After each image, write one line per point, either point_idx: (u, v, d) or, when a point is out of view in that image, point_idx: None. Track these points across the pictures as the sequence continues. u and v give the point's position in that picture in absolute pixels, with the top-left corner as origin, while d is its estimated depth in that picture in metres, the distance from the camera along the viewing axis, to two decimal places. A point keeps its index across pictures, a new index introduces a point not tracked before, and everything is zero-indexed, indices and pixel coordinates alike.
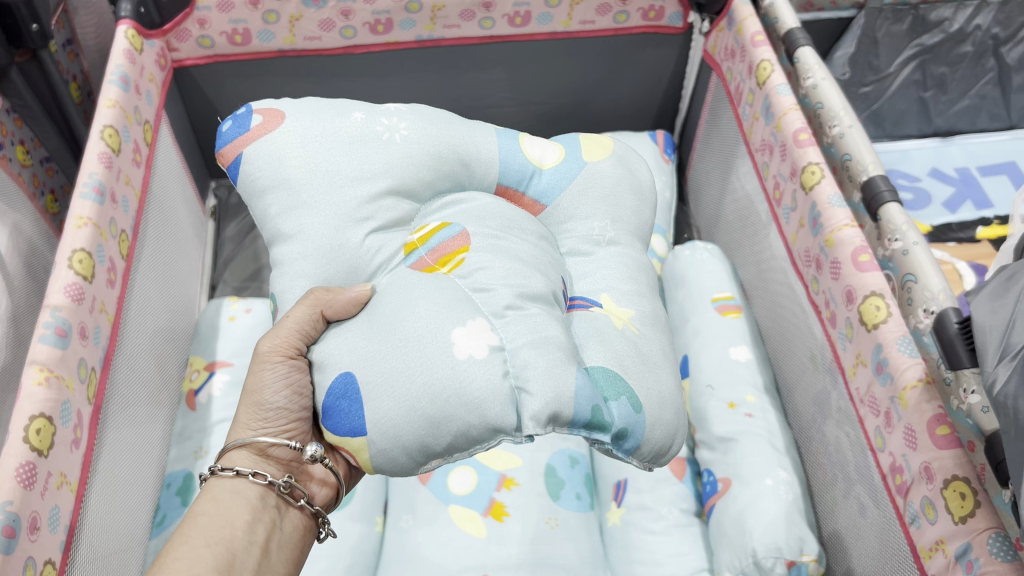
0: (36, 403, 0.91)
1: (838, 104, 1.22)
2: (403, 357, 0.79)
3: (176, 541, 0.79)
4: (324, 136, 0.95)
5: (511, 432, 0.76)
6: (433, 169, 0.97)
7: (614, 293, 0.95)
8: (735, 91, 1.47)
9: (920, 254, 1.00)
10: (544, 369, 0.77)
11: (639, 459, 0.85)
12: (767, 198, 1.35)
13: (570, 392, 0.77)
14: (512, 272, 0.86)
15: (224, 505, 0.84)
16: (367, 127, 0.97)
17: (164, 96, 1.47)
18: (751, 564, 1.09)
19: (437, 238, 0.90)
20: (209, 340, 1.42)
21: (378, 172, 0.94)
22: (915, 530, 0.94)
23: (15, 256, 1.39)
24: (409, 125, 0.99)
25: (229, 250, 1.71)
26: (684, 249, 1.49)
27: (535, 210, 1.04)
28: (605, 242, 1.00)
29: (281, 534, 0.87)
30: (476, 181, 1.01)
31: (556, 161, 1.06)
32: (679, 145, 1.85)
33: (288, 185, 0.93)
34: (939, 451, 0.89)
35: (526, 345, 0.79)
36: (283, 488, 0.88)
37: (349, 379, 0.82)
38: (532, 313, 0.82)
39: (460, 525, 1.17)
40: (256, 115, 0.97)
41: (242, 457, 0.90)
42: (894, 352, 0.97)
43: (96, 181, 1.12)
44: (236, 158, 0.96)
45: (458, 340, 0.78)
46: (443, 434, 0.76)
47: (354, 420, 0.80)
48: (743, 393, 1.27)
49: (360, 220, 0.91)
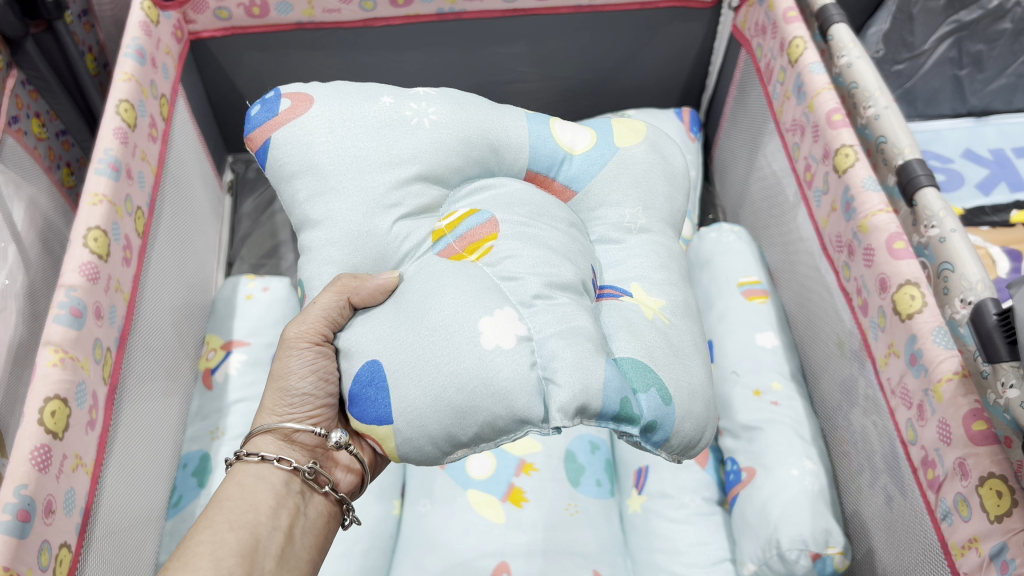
0: (51, 384, 0.89)
1: (874, 84, 1.18)
2: (431, 346, 0.77)
3: (202, 524, 0.78)
4: (352, 121, 0.93)
5: (538, 423, 0.74)
6: (462, 154, 0.94)
7: (645, 282, 0.92)
8: (765, 68, 1.42)
9: (958, 241, 0.96)
10: (572, 360, 0.74)
11: (667, 452, 0.84)
12: (796, 179, 1.32)
13: (599, 384, 0.74)
14: (541, 261, 0.83)
15: (250, 490, 0.83)
16: (395, 111, 0.94)
17: (180, 69, 1.44)
18: (775, 555, 1.06)
19: (465, 225, 0.88)
20: (225, 319, 1.40)
21: (406, 158, 0.91)
22: (948, 527, 0.91)
23: (31, 230, 1.38)
24: (438, 109, 0.96)
25: (245, 226, 1.69)
26: (710, 231, 1.45)
27: (565, 197, 1.01)
28: (636, 229, 0.98)
29: (306, 520, 0.85)
30: (505, 166, 0.99)
31: (587, 146, 1.02)
32: (705, 122, 1.82)
33: (318, 170, 0.91)
34: (975, 447, 0.86)
35: (555, 335, 0.77)
36: (308, 473, 0.87)
37: (376, 366, 0.80)
38: (561, 303, 0.80)
39: (478, 510, 1.15)
40: (284, 99, 0.95)
41: (268, 442, 0.89)
42: (929, 343, 0.94)
43: (111, 157, 1.10)
44: (264, 144, 0.94)
45: (486, 329, 0.76)
46: (469, 424, 0.74)
47: (380, 408, 0.79)
48: (769, 380, 1.24)
49: (388, 207, 0.89)
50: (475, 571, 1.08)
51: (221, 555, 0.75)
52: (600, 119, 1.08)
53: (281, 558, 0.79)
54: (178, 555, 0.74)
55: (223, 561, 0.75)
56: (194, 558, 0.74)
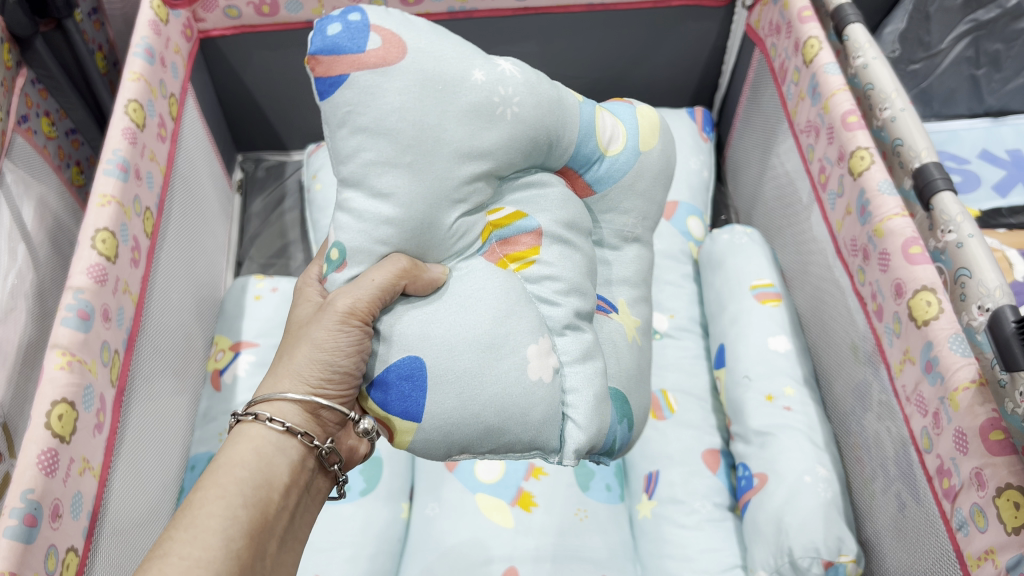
0: (59, 388, 0.89)
1: (890, 86, 1.16)
2: (483, 363, 0.76)
3: (212, 489, 0.69)
4: (421, 92, 0.77)
5: (546, 453, 0.79)
6: (529, 151, 0.84)
7: (629, 297, 0.95)
8: (779, 68, 1.41)
9: (975, 246, 0.94)
10: (596, 402, 0.80)
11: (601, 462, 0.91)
12: (811, 180, 1.31)
13: (605, 426, 0.81)
14: (576, 287, 0.84)
15: (266, 459, 0.74)
16: (484, 90, 0.80)
17: (189, 67, 1.43)
18: (788, 563, 1.04)
19: (513, 228, 0.84)
20: (234, 319, 1.40)
21: (483, 151, 0.80)
22: (963, 537, 0.90)
23: (40, 229, 1.38)
24: (520, 96, 0.82)
25: (255, 226, 1.67)
26: (723, 233, 1.40)
27: (584, 193, 0.94)
28: (631, 239, 0.98)
29: (307, 500, 0.78)
30: (552, 159, 0.89)
31: (619, 147, 0.95)
32: (718, 122, 1.80)
33: (395, 137, 0.75)
34: (992, 458, 0.84)
35: (578, 369, 0.81)
36: (325, 450, 0.78)
37: (419, 364, 0.75)
38: (585, 335, 0.83)
39: (487, 515, 1.14)
40: (374, 36, 0.77)
41: (289, 410, 0.77)
42: (945, 350, 0.92)
43: (120, 157, 1.09)
44: (339, 81, 0.76)
45: (533, 360, 0.78)
46: (493, 443, 0.77)
47: (410, 406, 0.75)
48: (782, 385, 1.19)
49: (455, 202, 0.79)
50: None
51: (232, 534, 0.67)
52: (625, 106, 1.00)
53: (282, 543, 0.73)
54: (186, 526, 0.66)
55: (233, 543, 0.67)
56: (205, 534, 0.65)
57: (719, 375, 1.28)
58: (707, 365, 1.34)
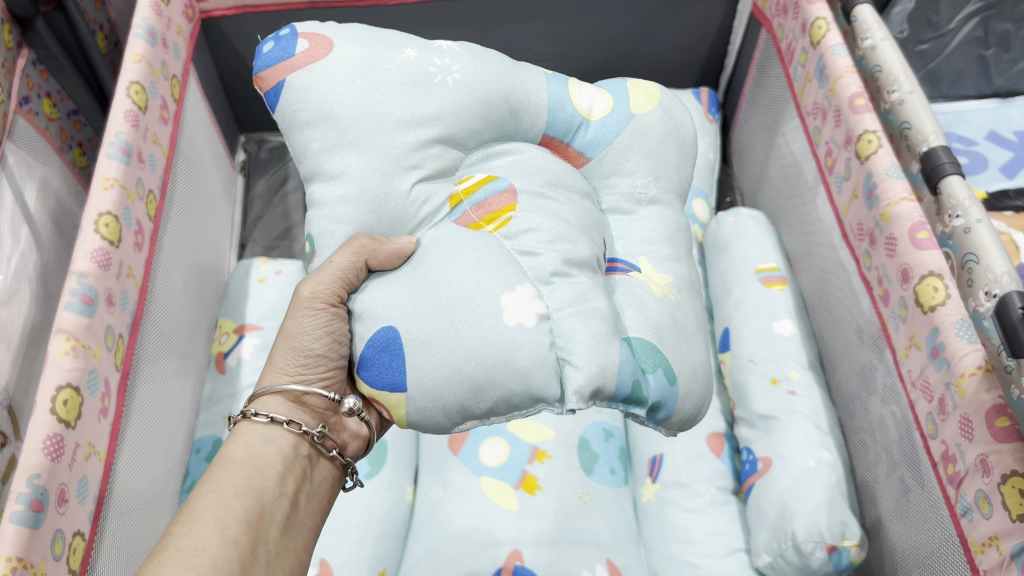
0: (64, 373, 0.89)
1: (898, 68, 1.15)
2: (454, 319, 0.75)
3: (207, 487, 0.73)
4: (375, 75, 0.86)
5: (552, 402, 0.75)
6: (483, 117, 0.89)
7: (653, 258, 0.91)
8: (786, 49, 1.39)
9: (983, 232, 0.94)
10: (590, 342, 0.75)
11: (666, 429, 0.84)
12: (817, 163, 1.30)
13: (614, 366, 0.76)
14: (559, 236, 0.82)
15: (258, 453, 0.78)
16: (418, 66, 0.88)
17: (191, 48, 1.42)
18: (791, 547, 1.03)
19: (482, 191, 0.85)
20: (238, 302, 1.38)
21: (426, 117, 0.86)
22: (968, 523, 0.90)
23: (43, 212, 1.37)
24: (461, 68, 0.90)
25: (258, 208, 1.67)
26: (728, 216, 1.38)
27: (579, 162, 0.97)
28: (646, 201, 0.95)
29: (311, 486, 0.81)
30: (523, 130, 0.94)
31: (604, 112, 0.98)
32: (724, 103, 1.78)
33: (333, 122, 0.84)
34: (998, 445, 0.84)
35: (572, 314, 0.77)
36: (316, 437, 0.82)
37: (391, 333, 0.77)
38: (579, 282, 0.80)
39: (491, 497, 1.14)
40: (301, 39, 0.87)
41: (277, 403, 0.84)
42: (952, 336, 0.92)
43: (122, 141, 1.09)
44: (277, 86, 0.87)
45: (508, 306, 0.75)
46: (485, 398, 0.75)
47: (392, 375, 0.76)
48: (786, 368, 1.19)
49: (408, 167, 0.84)
50: (488, 560, 1.08)
51: (226, 523, 0.71)
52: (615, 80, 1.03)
53: (285, 527, 0.76)
54: (182, 519, 0.70)
55: (229, 531, 0.71)
56: (201, 526, 0.70)
57: (722, 359, 1.28)
58: (712, 349, 1.33)
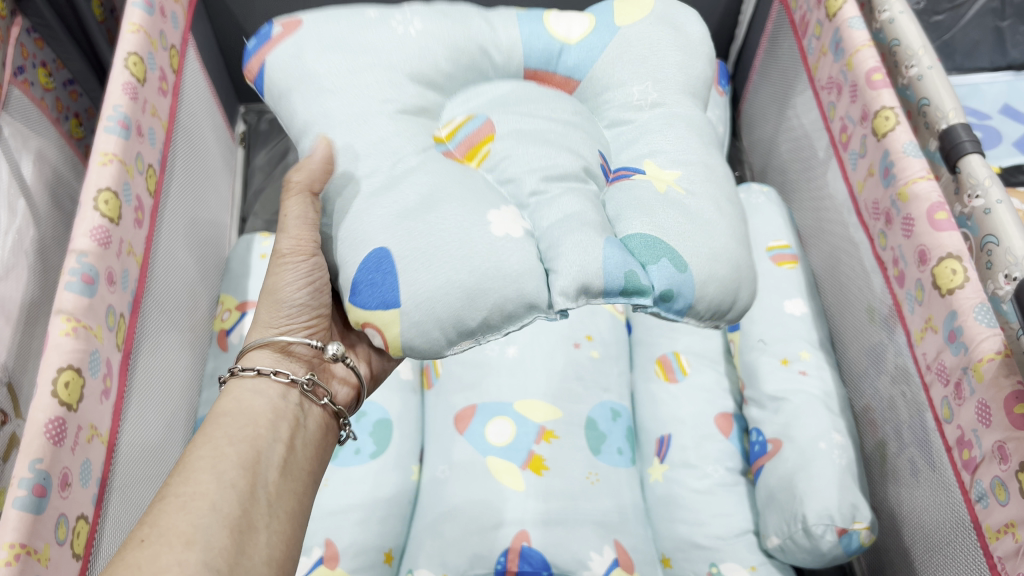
0: (64, 354, 0.87)
1: (917, 41, 1.12)
2: (433, 230, 0.71)
3: (197, 439, 0.69)
4: (331, 36, 0.85)
5: (544, 309, 0.72)
6: (451, 57, 0.86)
7: (660, 157, 0.85)
8: (800, 21, 1.36)
9: (1003, 212, 0.92)
10: (572, 243, 0.71)
11: (696, 319, 0.78)
12: (830, 139, 1.28)
13: (598, 262, 0.71)
14: (537, 154, 0.79)
15: (247, 405, 0.74)
16: (379, 22, 0.86)
17: (190, 18, 1.39)
18: (800, 530, 1.02)
19: (462, 131, 0.83)
20: (240, 278, 1.35)
21: (387, 61, 0.83)
22: (982, 510, 0.89)
23: (40, 185, 1.34)
24: (422, 18, 0.88)
25: (258, 180, 1.64)
26: (739, 192, 1.38)
27: (569, 87, 0.93)
28: (648, 105, 0.90)
29: (306, 433, 0.77)
30: (499, 66, 0.90)
31: (583, 32, 0.93)
32: (733, 75, 1.75)
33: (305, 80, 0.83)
34: (1015, 432, 0.82)
35: (556, 221, 0.74)
36: (304, 385, 0.78)
37: (384, 255, 0.72)
38: (555, 195, 0.76)
39: (498, 478, 1.11)
40: (277, 27, 0.88)
41: (262, 356, 0.80)
42: (971, 321, 0.90)
43: (121, 114, 1.06)
44: (259, 72, 0.87)
45: (492, 218, 0.73)
46: (480, 308, 0.69)
47: (385, 292, 0.70)
48: (797, 349, 1.18)
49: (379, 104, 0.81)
50: (495, 543, 1.07)
51: (222, 469, 0.67)
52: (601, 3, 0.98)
53: (284, 471, 0.72)
54: (176, 471, 0.66)
55: (226, 475, 0.67)
56: (195, 475, 0.66)
57: (731, 339, 1.25)
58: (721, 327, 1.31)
